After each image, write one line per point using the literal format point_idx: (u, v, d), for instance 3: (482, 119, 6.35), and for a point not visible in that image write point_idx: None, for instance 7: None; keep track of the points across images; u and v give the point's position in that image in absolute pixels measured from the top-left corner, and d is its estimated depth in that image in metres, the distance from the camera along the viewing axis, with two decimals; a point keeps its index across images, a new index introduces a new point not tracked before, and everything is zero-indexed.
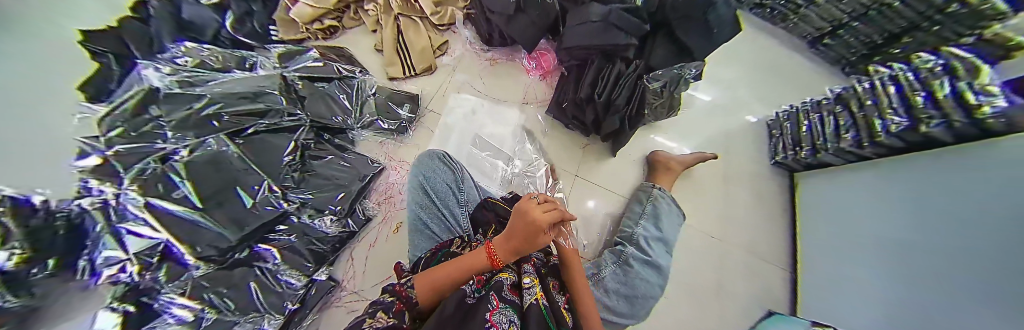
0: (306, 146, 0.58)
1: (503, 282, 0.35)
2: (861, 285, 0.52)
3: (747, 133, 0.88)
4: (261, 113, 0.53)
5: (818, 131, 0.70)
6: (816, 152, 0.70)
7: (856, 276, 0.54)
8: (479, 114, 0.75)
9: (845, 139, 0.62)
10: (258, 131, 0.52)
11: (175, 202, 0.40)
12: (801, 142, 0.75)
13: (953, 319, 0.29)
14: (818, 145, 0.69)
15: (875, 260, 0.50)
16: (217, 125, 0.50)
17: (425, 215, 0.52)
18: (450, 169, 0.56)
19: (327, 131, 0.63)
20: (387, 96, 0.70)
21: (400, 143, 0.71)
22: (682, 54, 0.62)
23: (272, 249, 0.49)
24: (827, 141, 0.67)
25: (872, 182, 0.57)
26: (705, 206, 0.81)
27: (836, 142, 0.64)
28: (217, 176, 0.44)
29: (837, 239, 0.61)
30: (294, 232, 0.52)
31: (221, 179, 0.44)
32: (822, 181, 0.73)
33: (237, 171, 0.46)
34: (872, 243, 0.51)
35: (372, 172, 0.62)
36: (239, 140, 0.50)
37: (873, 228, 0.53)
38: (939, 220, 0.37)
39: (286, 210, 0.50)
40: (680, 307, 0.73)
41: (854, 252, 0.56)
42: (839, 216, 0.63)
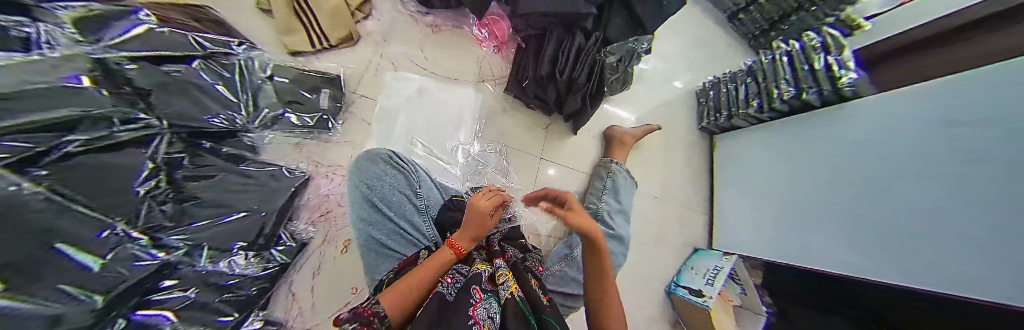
0: (175, 162, 0.38)
1: (481, 277, 0.37)
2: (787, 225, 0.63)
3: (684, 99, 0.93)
4: (85, 120, 0.27)
5: (733, 97, 0.79)
6: (731, 118, 0.78)
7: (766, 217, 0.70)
8: (425, 96, 0.63)
9: (752, 106, 0.72)
10: (76, 149, 0.26)
11: (59, 263, 0.21)
12: (720, 108, 0.82)
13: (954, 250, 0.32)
14: (733, 112, 0.77)
15: (796, 203, 0.61)
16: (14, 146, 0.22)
17: (380, 229, 0.45)
18: (402, 172, 0.48)
19: (204, 137, 0.43)
20: (296, 80, 0.54)
21: (323, 142, 0.60)
22: (636, 25, 0.58)
23: (166, 313, 0.32)
24: (740, 107, 0.75)
25: (793, 133, 0.66)
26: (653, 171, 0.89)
27: (745, 108, 0.74)
28: (96, 222, 0.24)
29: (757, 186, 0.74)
30: (193, 285, 0.36)
31: (79, 225, 0.22)
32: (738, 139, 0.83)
33: (97, 217, 0.24)
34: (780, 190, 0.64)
35: (296, 186, 0.52)
36: (59, 163, 0.24)
37: (787, 178, 0.64)
38: (880, 173, 0.45)
39: (168, 259, 0.32)
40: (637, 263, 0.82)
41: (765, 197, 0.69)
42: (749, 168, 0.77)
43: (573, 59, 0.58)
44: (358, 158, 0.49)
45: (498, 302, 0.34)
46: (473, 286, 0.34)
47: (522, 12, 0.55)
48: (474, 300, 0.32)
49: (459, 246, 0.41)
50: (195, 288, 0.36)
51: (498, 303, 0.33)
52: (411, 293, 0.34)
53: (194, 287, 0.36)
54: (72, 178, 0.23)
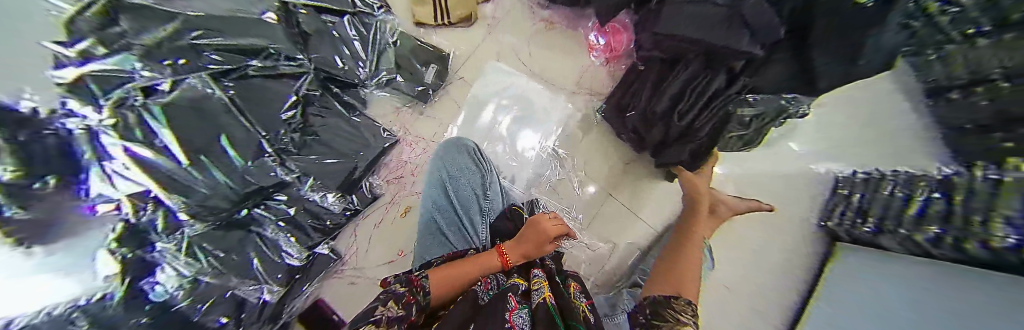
0: (309, 99, 0.46)
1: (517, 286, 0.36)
2: None
3: None
4: (252, 52, 0.36)
5: None
6: None
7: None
8: (516, 93, 0.61)
9: None
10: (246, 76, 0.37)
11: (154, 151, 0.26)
12: None
13: None
14: None
15: None
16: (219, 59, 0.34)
17: (443, 218, 0.45)
18: (478, 169, 0.47)
19: (334, 83, 0.50)
20: (410, 51, 0.57)
21: (419, 113, 0.62)
22: (814, 82, 0.41)
23: (268, 217, 0.43)
24: None
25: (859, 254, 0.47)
26: (744, 257, 0.67)
27: None
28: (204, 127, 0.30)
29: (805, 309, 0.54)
30: (294, 204, 0.44)
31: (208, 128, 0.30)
32: None
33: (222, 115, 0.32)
34: None
35: (386, 146, 0.55)
36: (229, 84, 0.35)
37: None
38: None
39: (285, 180, 0.39)
40: None
41: None
42: None
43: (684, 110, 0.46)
44: (443, 143, 0.50)
45: (529, 309, 0.32)
46: (509, 293, 0.33)
47: (657, 30, 0.44)
48: (508, 304, 0.31)
49: (507, 256, 0.40)
50: (297, 207, 0.45)
51: (529, 309, 0.32)
52: (451, 278, 0.35)
53: (296, 206, 0.45)
54: (240, 92, 0.35)
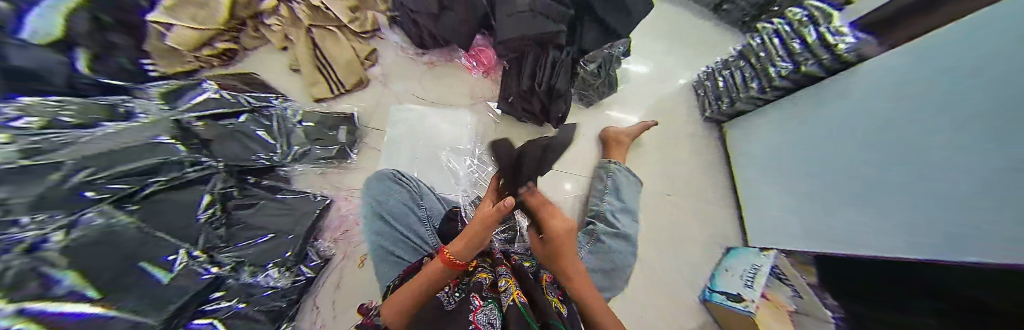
0: (227, 195, 0.50)
1: (482, 286, 0.39)
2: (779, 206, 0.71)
3: (679, 95, 0.98)
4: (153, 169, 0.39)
5: (731, 85, 0.80)
6: (733, 103, 0.80)
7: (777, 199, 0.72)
8: (428, 120, 0.73)
9: (751, 88, 0.72)
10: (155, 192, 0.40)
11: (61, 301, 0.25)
12: (720, 96, 0.85)
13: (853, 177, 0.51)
14: (733, 96, 0.79)
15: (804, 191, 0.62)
16: (94, 194, 0.33)
17: (386, 239, 0.52)
18: (405, 188, 0.57)
19: (246, 173, 0.55)
20: (318, 122, 0.63)
21: (344, 167, 0.68)
22: (608, 34, 0.65)
23: (213, 322, 0.40)
24: (739, 92, 0.76)
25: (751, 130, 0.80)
26: (651, 171, 0.92)
27: (746, 92, 0.74)
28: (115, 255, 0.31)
29: (757, 176, 0.78)
30: (232, 296, 0.43)
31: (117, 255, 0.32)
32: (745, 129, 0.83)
33: (139, 242, 0.34)
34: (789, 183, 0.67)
35: (320, 209, 0.58)
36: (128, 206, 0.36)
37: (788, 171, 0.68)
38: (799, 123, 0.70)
39: (218, 273, 0.42)
40: (649, 271, 0.82)
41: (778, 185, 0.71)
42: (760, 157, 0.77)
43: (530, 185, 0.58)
44: (369, 179, 0.59)
45: (499, 309, 0.33)
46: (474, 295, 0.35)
47: (502, 39, 0.61)
48: (474, 306, 0.33)
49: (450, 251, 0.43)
50: (236, 298, 0.44)
51: (499, 310, 0.33)
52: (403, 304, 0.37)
53: (235, 298, 0.44)
54: (146, 213, 0.37)
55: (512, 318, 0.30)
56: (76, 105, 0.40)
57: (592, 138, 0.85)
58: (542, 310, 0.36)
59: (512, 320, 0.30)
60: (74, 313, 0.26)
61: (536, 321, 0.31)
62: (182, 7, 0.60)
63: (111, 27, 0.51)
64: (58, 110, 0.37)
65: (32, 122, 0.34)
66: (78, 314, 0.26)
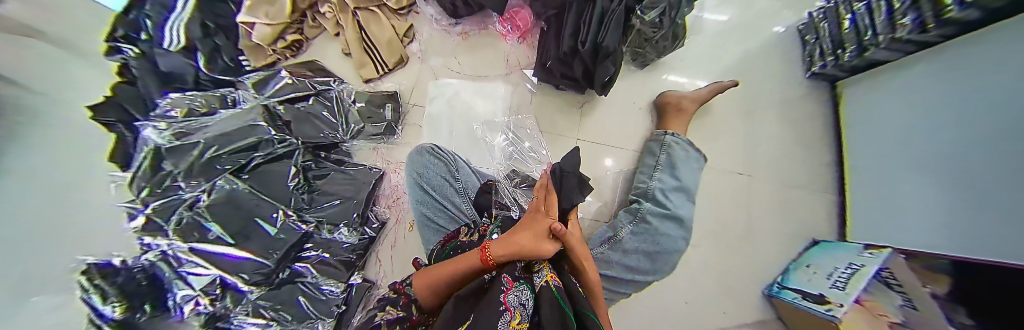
0: (308, 167, 0.60)
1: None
2: (900, 195, 0.54)
3: (768, 49, 0.79)
4: (250, 148, 0.54)
5: (863, 25, 0.58)
6: (864, 51, 0.58)
7: (903, 184, 0.53)
8: (463, 96, 0.73)
9: (901, 26, 0.49)
10: (259, 163, 0.54)
11: (212, 243, 0.45)
12: (845, 43, 0.63)
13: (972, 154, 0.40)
14: (867, 41, 0.57)
15: (934, 174, 0.46)
16: (223, 167, 0.51)
17: (428, 209, 0.58)
18: (442, 160, 0.60)
19: (319, 149, 0.64)
20: (369, 101, 0.69)
21: (391, 143, 0.72)
22: None
23: (307, 266, 0.54)
24: (878, 33, 0.54)
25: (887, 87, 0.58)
26: (724, 142, 0.76)
27: (889, 32, 0.52)
28: (236, 216, 0.48)
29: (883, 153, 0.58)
30: (318, 248, 0.56)
31: (240, 217, 0.48)
32: (875, 89, 0.62)
33: (251, 205, 0.50)
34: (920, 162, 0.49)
35: (377, 179, 0.65)
36: (244, 175, 0.52)
37: (919, 144, 0.50)
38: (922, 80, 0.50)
39: (308, 230, 0.54)
40: (709, 260, 0.72)
41: (903, 162, 0.53)
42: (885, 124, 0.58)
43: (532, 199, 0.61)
44: (411, 153, 0.62)
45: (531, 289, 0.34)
46: (505, 274, 0.35)
47: None
48: (505, 285, 0.33)
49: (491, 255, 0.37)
50: (321, 250, 0.56)
51: (532, 290, 0.34)
52: (435, 284, 0.38)
53: (321, 249, 0.56)
54: (259, 184, 0.52)
55: (543, 300, 0.31)
56: (202, 98, 0.57)
57: (646, 107, 0.74)
58: (578, 298, 0.34)
59: (544, 303, 0.30)
60: (225, 254, 0.45)
61: (569, 307, 0.31)
62: (257, 6, 0.68)
63: (213, 31, 0.66)
64: (192, 102, 0.56)
65: (166, 135, 0.48)
66: (229, 255, 0.46)
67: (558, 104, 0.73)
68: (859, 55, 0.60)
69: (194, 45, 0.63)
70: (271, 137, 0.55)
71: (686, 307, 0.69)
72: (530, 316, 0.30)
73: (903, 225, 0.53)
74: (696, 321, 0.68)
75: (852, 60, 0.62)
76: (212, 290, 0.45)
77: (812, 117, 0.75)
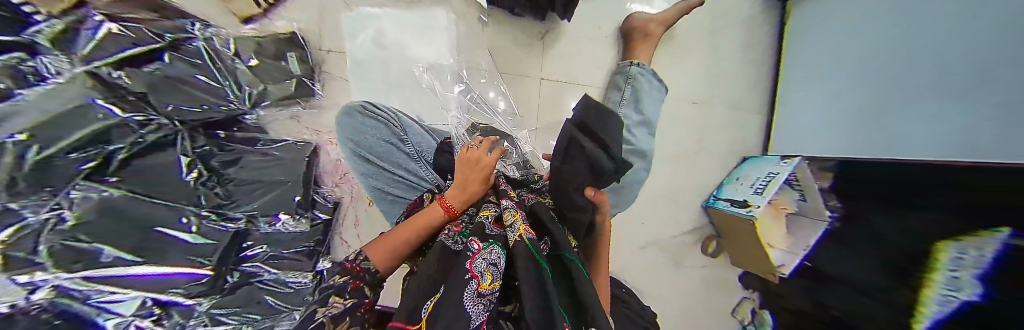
0: (206, 153, 0.42)
1: (485, 224, 0.37)
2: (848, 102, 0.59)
3: None
4: (105, 137, 0.27)
5: None
6: None
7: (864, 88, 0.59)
8: (391, 34, 0.60)
9: None
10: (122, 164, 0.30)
11: (116, 267, 0.25)
12: None
13: None
14: None
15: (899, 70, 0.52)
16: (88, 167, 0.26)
17: (379, 180, 0.51)
18: (383, 123, 0.51)
19: (215, 128, 0.46)
20: (257, 51, 0.52)
21: (311, 107, 0.59)
22: None
23: (258, 264, 0.45)
24: None
25: None
26: (688, 69, 0.77)
27: None
28: (122, 231, 0.28)
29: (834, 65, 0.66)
30: (263, 243, 0.47)
31: (128, 232, 0.29)
32: None
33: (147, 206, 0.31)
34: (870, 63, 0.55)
35: (308, 155, 0.57)
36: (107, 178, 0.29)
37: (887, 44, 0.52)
38: None
39: (237, 229, 0.42)
40: (665, 184, 0.80)
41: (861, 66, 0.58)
42: None
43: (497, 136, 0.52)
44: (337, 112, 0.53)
45: (503, 246, 0.34)
46: (473, 238, 0.34)
47: None
48: (473, 250, 0.33)
49: (451, 207, 0.40)
50: (266, 244, 0.47)
51: (504, 248, 0.33)
52: (398, 247, 0.39)
53: (266, 244, 0.47)
54: (136, 183, 0.32)
55: (517, 257, 0.30)
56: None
57: (612, 36, 0.66)
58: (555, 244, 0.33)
59: (519, 260, 0.30)
60: (140, 274, 0.27)
61: (544, 257, 0.31)
62: None
63: None
64: None
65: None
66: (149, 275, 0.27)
67: (515, 40, 0.64)
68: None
69: None
70: (131, 118, 0.31)
71: (644, 225, 0.81)
72: (501, 276, 0.30)
73: None
74: (650, 233, 0.81)
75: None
76: (150, 312, 0.27)
77: (756, 37, 0.80)
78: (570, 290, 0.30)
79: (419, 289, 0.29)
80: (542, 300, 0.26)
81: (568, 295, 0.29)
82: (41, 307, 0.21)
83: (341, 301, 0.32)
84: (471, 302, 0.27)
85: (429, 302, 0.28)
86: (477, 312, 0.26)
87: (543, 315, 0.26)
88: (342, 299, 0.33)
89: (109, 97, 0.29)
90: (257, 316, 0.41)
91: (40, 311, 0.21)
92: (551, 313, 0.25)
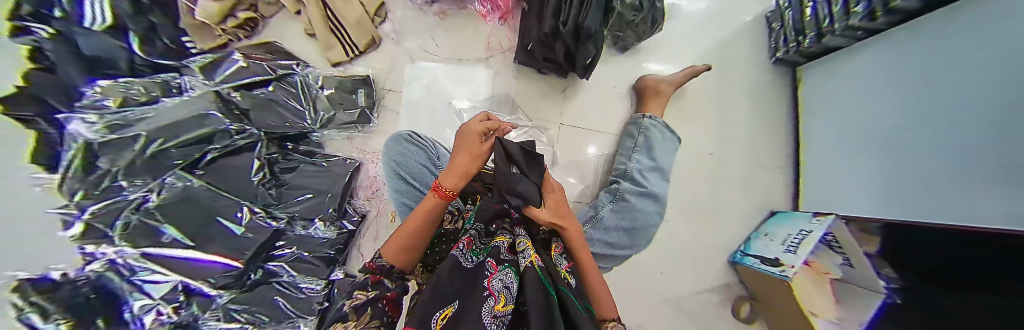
0: (274, 160, 0.55)
1: (500, 248, 0.41)
2: (861, 165, 0.60)
3: (742, 36, 0.86)
4: (207, 138, 0.45)
5: (821, 14, 0.65)
6: (821, 37, 0.66)
7: (855, 154, 0.62)
8: (441, 81, 0.74)
9: (852, 14, 0.57)
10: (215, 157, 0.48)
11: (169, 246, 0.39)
12: (805, 30, 0.70)
13: (945, 123, 0.43)
14: (823, 29, 0.64)
15: (879, 138, 0.56)
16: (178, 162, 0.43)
17: (409, 198, 0.56)
18: (422, 149, 0.59)
19: (286, 140, 0.58)
20: (339, 85, 0.64)
21: (368, 133, 0.69)
22: None
23: (281, 264, 0.51)
24: (833, 22, 0.62)
25: (860, 66, 0.62)
26: (701, 126, 0.83)
27: (843, 20, 0.59)
28: (198, 213, 0.43)
29: (834, 135, 0.69)
30: (292, 245, 0.52)
31: (200, 215, 0.43)
32: (825, 73, 0.73)
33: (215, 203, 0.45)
34: (869, 129, 0.58)
35: (352, 169, 0.62)
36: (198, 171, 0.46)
37: (873, 114, 0.58)
38: (902, 51, 0.52)
39: (279, 226, 0.51)
40: (687, 234, 0.77)
41: (857, 131, 0.62)
42: (845, 100, 0.65)
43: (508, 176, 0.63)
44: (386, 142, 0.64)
45: (515, 271, 0.37)
46: (490, 259, 0.38)
47: None
48: (490, 271, 0.37)
49: (448, 189, 0.41)
50: (295, 247, 0.53)
51: (515, 271, 0.37)
52: (402, 237, 0.40)
53: (295, 246, 0.53)
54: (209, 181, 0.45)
55: (528, 284, 0.33)
56: (140, 86, 0.43)
57: (627, 92, 0.76)
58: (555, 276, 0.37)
59: (530, 287, 0.32)
60: (175, 256, 0.39)
61: (551, 287, 0.34)
62: None
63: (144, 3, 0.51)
64: (130, 90, 0.41)
65: (96, 130, 0.35)
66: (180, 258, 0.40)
67: (540, 90, 0.75)
68: (818, 40, 0.67)
69: (123, 24, 0.46)
70: (227, 127, 0.47)
71: (661, 278, 0.74)
72: (513, 299, 0.32)
73: (852, 189, 0.62)
74: (668, 289, 0.74)
75: (812, 46, 0.70)
76: (174, 298, 0.40)
77: (763, 101, 0.85)
78: (570, 322, 0.31)
79: (435, 293, 0.31)
80: (544, 320, 0.28)
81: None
82: (90, 278, 0.33)
83: (365, 293, 0.35)
84: (487, 321, 0.28)
85: (444, 310, 0.30)
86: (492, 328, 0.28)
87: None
88: (366, 291, 0.35)
89: (220, 109, 0.48)
90: (265, 317, 0.46)
91: (83, 280, 0.33)
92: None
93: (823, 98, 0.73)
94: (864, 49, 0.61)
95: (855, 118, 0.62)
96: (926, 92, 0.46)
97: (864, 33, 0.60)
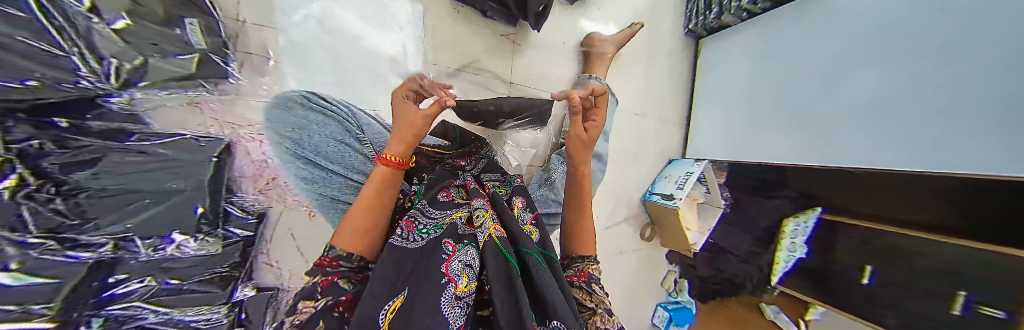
0: (34, 150, 0.25)
1: (457, 225, 0.40)
2: (760, 123, 0.91)
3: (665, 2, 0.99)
4: None
5: None
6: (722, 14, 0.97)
7: (745, 113, 0.96)
8: (346, 13, 0.58)
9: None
10: None
11: None
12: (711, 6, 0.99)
13: (850, 81, 0.70)
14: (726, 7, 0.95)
15: (780, 101, 0.86)
16: None
17: (328, 186, 0.44)
18: (334, 119, 0.45)
19: (52, 112, 0.27)
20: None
21: (225, 93, 0.46)
22: None
23: (135, 305, 0.34)
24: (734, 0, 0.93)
25: (735, 45, 1.00)
26: (635, 87, 0.96)
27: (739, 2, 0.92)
28: None
29: (720, 99, 1.05)
30: (144, 275, 0.35)
31: None
32: (714, 50, 1.07)
33: None
34: (767, 95, 0.90)
35: (216, 155, 0.42)
36: None
37: (766, 78, 0.90)
38: (780, 35, 0.87)
39: (97, 258, 0.31)
40: (612, 181, 0.94)
41: (759, 93, 0.92)
42: (727, 70, 1.02)
43: (487, 166, 0.59)
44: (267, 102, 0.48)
45: (477, 247, 0.36)
46: (447, 241, 0.36)
47: None
48: (449, 253, 0.34)
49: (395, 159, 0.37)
50: (151, 276, 0.36)
51: (477, 249, 0.36)
52: (372, 228, 0.35)
53: (150, 276, 0.36)
54: None
55: (489, 256, 0.33)
56: None
57: (574, 50, 0.83)
58: (519, 242, 0.37)
59: (490, 259, 0.32)
60: None
61: (512, 255, 0.34)
62: None
63: None
64: None
65: None
66: None
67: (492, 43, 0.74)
68: (719, 15, 0.98)
69: None
70: None
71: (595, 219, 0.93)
72: (475, 277, 0.32)
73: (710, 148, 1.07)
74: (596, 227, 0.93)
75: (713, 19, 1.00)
76: None
77: (675, 67, 1.03)
78: (534, 285, 0.32)
79: (375, 289, 0.28)
80: (512, 304, 0.28)
81: (533, 289, 0.32)
82: None
83: (314, 304, 0.28)
84: (448, 304, 0.27)
85: (392, 302, 0.28)
86: (455, 314, 0.26)
87: (511, 311, 0.28)
88: (317, 300, 0.29)
89: None
90: None
91: None
92: (520, 310, 0.27)
93: (707, 77, 1.09)
94: (729, 39, 1.02)
95: (747, 82, 0.96)
96: (799, 69, 0.81)
97: (746, 14, 0.95)
